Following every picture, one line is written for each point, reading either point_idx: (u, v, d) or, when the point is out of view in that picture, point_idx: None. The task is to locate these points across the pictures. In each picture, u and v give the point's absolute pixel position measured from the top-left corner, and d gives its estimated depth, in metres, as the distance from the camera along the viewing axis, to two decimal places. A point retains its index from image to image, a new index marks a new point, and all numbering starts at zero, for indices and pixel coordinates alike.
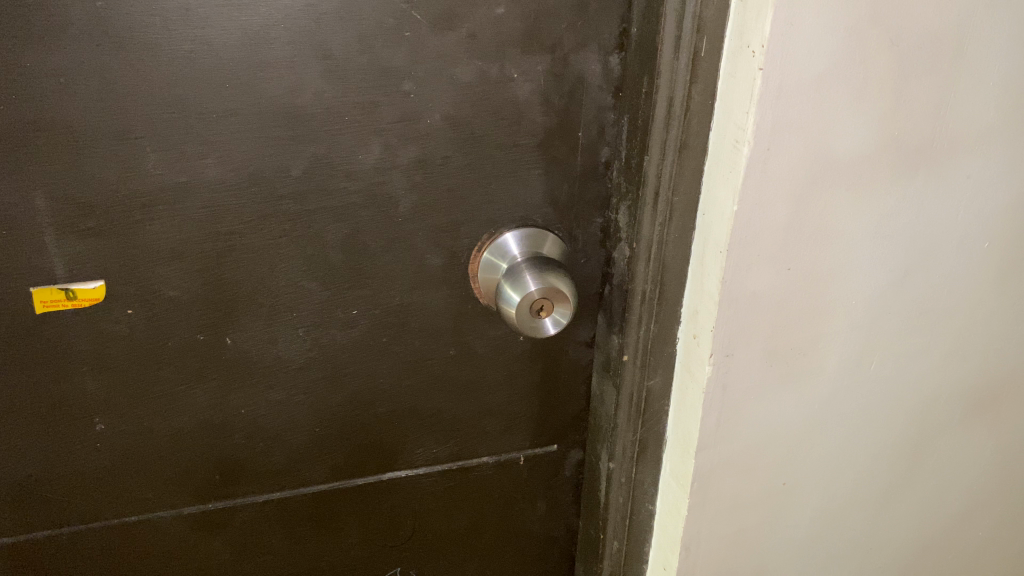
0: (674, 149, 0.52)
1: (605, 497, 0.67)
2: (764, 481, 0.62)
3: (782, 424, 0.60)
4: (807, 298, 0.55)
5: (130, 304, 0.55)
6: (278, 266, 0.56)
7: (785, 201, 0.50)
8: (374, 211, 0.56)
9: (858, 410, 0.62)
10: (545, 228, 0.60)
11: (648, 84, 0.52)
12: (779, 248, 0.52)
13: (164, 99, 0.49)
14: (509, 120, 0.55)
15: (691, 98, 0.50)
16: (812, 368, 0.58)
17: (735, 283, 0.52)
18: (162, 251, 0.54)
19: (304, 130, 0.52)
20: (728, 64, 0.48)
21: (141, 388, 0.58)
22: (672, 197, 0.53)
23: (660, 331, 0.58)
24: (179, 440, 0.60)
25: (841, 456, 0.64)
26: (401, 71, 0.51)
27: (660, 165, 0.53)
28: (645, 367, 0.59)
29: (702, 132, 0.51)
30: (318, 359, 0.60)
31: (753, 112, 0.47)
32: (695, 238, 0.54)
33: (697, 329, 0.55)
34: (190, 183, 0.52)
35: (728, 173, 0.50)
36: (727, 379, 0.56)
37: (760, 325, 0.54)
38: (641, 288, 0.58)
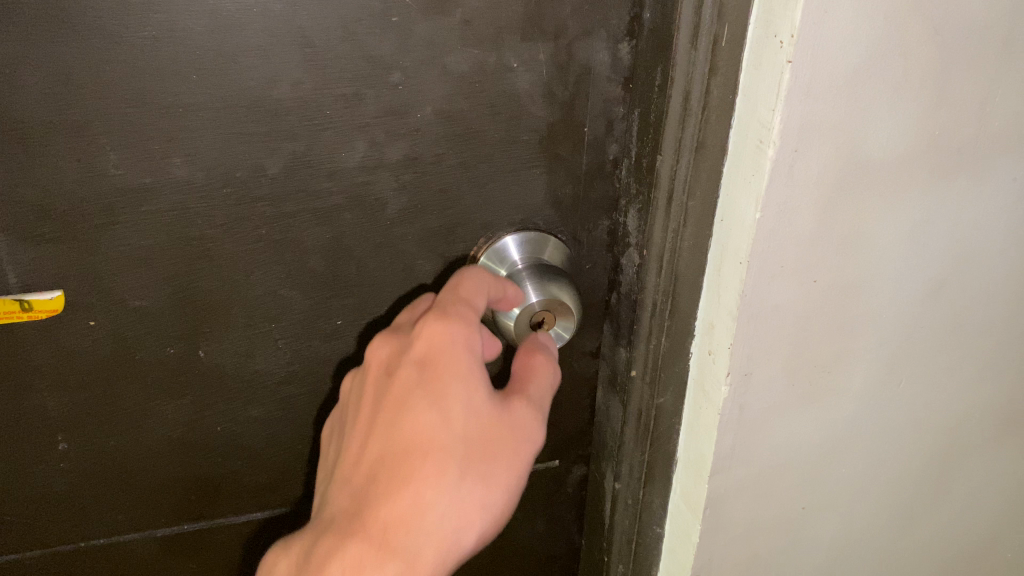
0: (690, 148, 0.47)
1: (609, 519, 0.63)
2: (781, 507, 0.57)
3: (803, 445, 0.55)
4: (834, 313, 0.50)
5: (92, 315, 0.50)
6: (254, 273, 0.51)
7: (812, 209, 0.45)
8: (359, 213, 0.51)
9: (885, 429, 0.57)
10: (547, 231, 0.56)
11: (661, 76, 0.47)
12: (805, 258, 0.47)
13: (123, 91, 0.44)
14: (507, 115, 0.50)
15: (710, 93, 0.45)
16: (837, 388, 0.53)
17: (755, 296, 0.47)
18: (125, 258, 0.49)
19: (280, 126, 0.47)
20: (751, 57, 0.43)
21: (106, 405, 0.53)
22: (686, 201, 0.48)
23: (672, 347, 0.53)
24: (149, 459, 0.56)
25: (864, 480, 0.59)
26: (387, 60, 0.46)
27: (673, 165, 0.48)
28: (654, 385, 0.55)
29: (721, 131, 0.46)
30: (300, 373, 0.56)
31: (780, 110, 0.41)
32: (712, 246, 0.49)
33: (712, 345, 0.50)
34: (156, 184, 0.47)
35: (750, 178, 0.45)
36: (744, 399, 0.51)
37: (782, 341, 0.50)
38: (651, 299, 0.53)
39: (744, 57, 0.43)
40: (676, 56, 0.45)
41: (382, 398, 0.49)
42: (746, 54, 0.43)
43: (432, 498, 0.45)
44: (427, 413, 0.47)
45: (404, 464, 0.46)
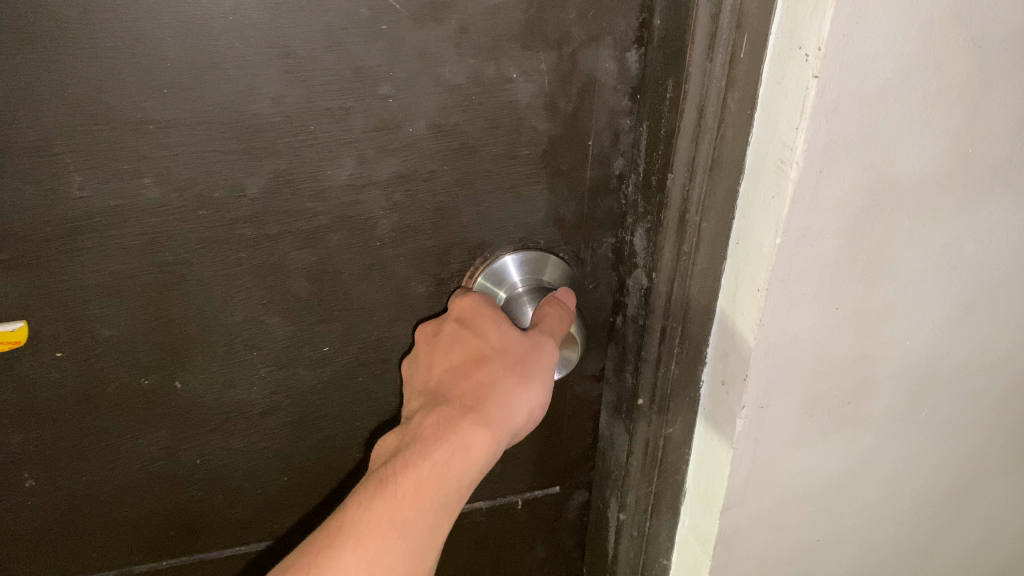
0: (704, 167, 0.43)
1: (613, 548, 0.60)
2: (793, 539, 0.55)
3: (820, 477, 0.52)
4: (857, 341, 0.47)
5: (58, 346, 0.46)
6: (234, 299, 0.48)
7: (836, 233, 0.42)
8: (347, 234, 0.48)
9: (905, 458, 0.54)
10: (548, 250, 0.52)
11: (673, 88, 0.42)
12: (827, 285, 0.44)
13: (87, 107, 0.40)
14: (506, 128, 0.47)
15: (726, 108, 0.41)
16: (857, 418, 0.50)
17: (774, 327, 0.44)
18: (93, 286, 0.45)
19: (261, 143, 0.43)
20: (772, 68, 0.39)
21: (76, 440, 0.49)
22: (700, 223, 0.45)
23: (682, 375, 0.50)
24: (124, 495, 0.52)
25: (882, 509, 0.56)
26: (376, 71, 0.43)
27: (686, 184, 0.44)
28: (663, 413, 0.51)
29: (737, 148, 0.42)
30: (285, 403, 0.52)
31: (805, 128, 0.38)
32: (726, 270, 0.46)
33: (726, 375, 0.47)
34: (126, 207, 0.43)
35: (770, 201, 0.41)
36: (759, 433, 0.48)
37: (800, 371, 0.46)
38: (661, 325, 0.49)
39: (764, 72, 0.40)
40: (691, 66, 0.41)
41: (428, 342, 0.49)
42: (767, 67, 0.40)
43: (491, 375, 0.44)
44: (468, 330, 0.46)
45: (465, 364, 0.45)
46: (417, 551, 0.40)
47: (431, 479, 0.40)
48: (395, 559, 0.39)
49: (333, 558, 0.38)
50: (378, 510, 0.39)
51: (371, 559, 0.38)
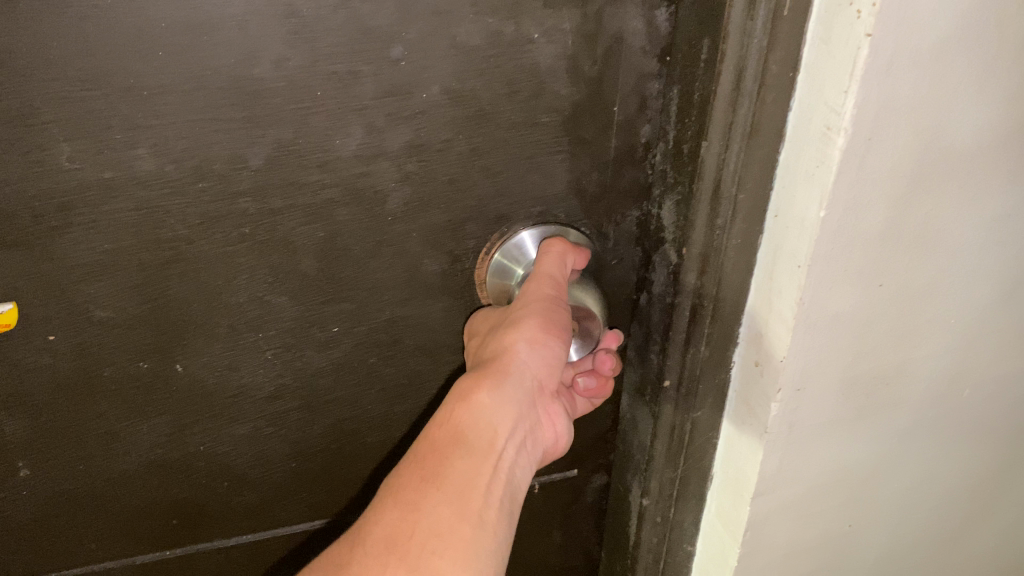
0: (742, 133, 0.40)
1: (634, 535, 0.58)
2: (822, 523, 0.53)
3: (851, 463, 0.50)
4: (898, 321, 0.44)
5: (51, 329, 0.43)
6: (236, 277, 0.45)
7: (885, 207, 0.39)
8: (356, 208, 0.45)
9: (942, 442, 0.52)
10: (568, 224, 0.49)
11: (708, 50, 0.40)
12: (872, 262, 0.41)
13: (77, 72, 0.37)
14: (525, 94, 0.44)
15: (766, 71, 0.38)
16: (895, 400, 0.48)
17: (815, 306, 0.41)
18: (86, 264, 0.42)
19: (263, 110, 0.41)
20: (819, 26, 0.36)
21: (72, 428, 0.46)
22: (736, 193, 0.42)
23: (711, 356, 0.47)
24: (124, 485, 0.49)
25: (917, 491, 0.54)
26: (388, 31, 0.40)
27: (721, 152, 0.41)
28: (689, 397, 0.49)
29: (778, 113, 0.39)
30: (292, 386, 0.49)
31: (855, 93, 0.35)
32: (762, 244, 0.43)
33: (760, 356, 0.45)
34: (120, 180, 0.40)
35: (813, 171, 0.38)
36: (794, 418, 0.46)
37: (839, 352, 0.44)
38: (690, 304, 0.46)
39: (809, 30, 0.37)
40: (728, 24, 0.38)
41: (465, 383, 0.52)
42: (812, 25, 0.36)
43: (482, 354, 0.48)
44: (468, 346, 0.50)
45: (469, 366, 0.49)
46: (455, 492, 0.41)
47: (448, 432, 0.44)
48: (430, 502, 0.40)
49: (376, 519, 0.40)
50: (408, 474, 0.42)
51: (408, 509, 0.40)
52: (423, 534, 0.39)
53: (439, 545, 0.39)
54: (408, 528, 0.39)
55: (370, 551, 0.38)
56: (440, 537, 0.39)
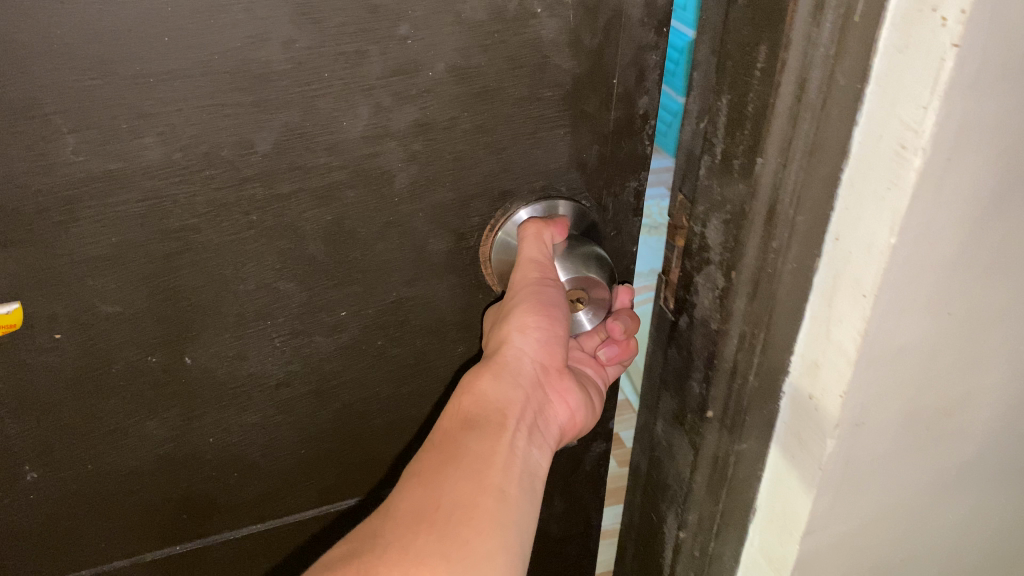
0: (803, 151, 0.40)
1: (671, 556, 0.61)
2: (871, 552, 0.54)
3: (906, 488, 0.51)
4: (963, 349, 0.44)
5: (58, 328, 0.42)
6: (244, 265, 0.44)
7: (956, 236, 0.39)
8: (364, 190, 0.44)
9: (994, 463, 0.53)
10: (569, 198, 0.49)
11: (767, 57, 0.39)
12: (941, 290, 0.41)
13: (81, 60, 0.36)
14: (529, 69, 0.44)
15: (833, 80, 0.37)
16: (948, 426, 0.48)
17: (878, 339, 0.41)
18: (93, 259, 0.41)
19: (271, 94, 0.40)
20: (895, 35, 0.35)
21: (80, 428, 0.45)
22: (794, 216, 0.42)
23: (760, 387, 0.48)
24: (133, 483, 0.49)
25: (963, 512, 0.55)
26: (394, 9, 0.40)
27: (779, 171, 0.41)
28: (735, 430, 0.51)
29: (842, 129, 0.38)
30: (301, 373, 0.49)
31: (935, 108, 0.33)
32: (822, 266, 0.42)
33: (815, 391, 0.45)
34: (127, 171, 0.39)
35: (884, 194, 0.37)
36: (851, 453, 0.46)
37: (901, 383, 0.44)
38: (738, 331, 0.47)
39: (881, 42, 0.35)
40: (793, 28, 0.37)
41: None
42: (886, 32, 0.35)
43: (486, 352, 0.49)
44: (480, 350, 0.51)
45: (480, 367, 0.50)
46: (474, 467, 0.41)
47: (457, 421, 0.45)
48: (451, 479, 0.40)
49: (400, 498, 0.40)
50: (426, 458, 0.42)
51: (431, 484, 0.40)
52: (448, 505, 0.39)
53: (465, 516, 0.39)
54: (432, 502, 0.39)
55: (400, 522, 0.38)
56: (465, 509, 0.39)
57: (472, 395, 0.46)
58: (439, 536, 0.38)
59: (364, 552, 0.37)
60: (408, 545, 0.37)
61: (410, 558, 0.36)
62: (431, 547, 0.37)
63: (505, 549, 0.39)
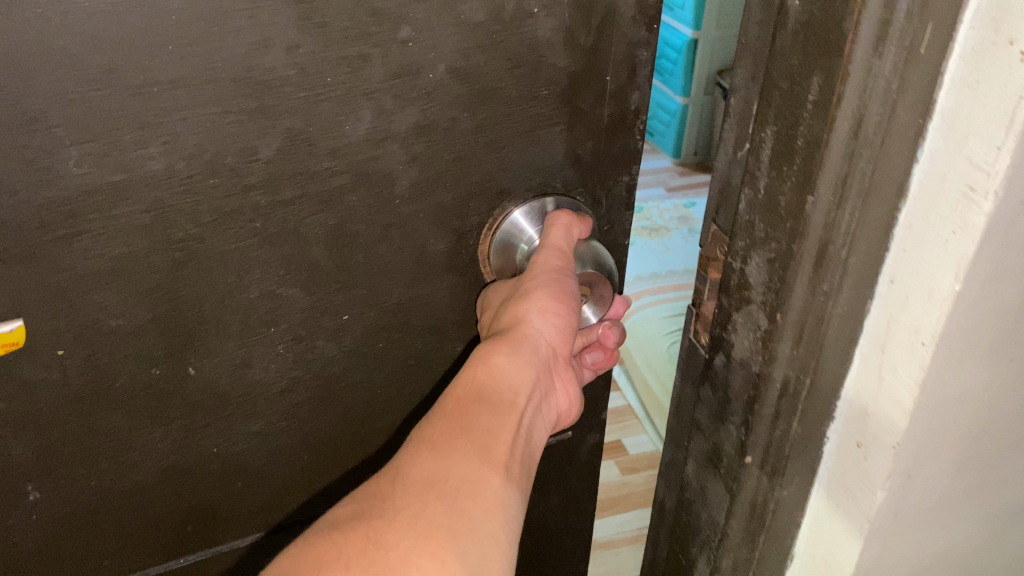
0: (858, 192, 0.40)
1: None
2: None
3: (948, 526, 0.53)
4: (1008, 393, 0.47)
5: (61, 343, 0.41)
6: (248, 273, 0.44)
7: (1010, 283, 0.41)
8: (366, 193, 0.44)
9: None
10: (566, 194, 0.50)
11: (820, 89, 0.38)
12: (994, 335, 0.43)
13: (84, 70, 0.36)
14: (526, 68, 0.45)
15: (894, 114, 0.38)
16: (988, 465, 0.51)
17: (934, 379, 0.42)
18: (96, 272, 0.40)
19: (274, 100, 0.40)
20: (961, 72, 0.36)
21: (84, 444, 0.45)
22: (846, 258, 0.42)
23: (803, 432, 0.49)
24: (137, 497, 0.48)
25: (997, 548, 0.58)
26: (395, 12, 0.40)
27: (832, 210, 0.41)
28: (776, 477, 0.51)
29: (897, 167, 0.39)
30: (304, 379, 0.49)
31: (1008, 148, 0.35)
32: (874, 305, 0.44)
33: (863, 437, 0.47)
34: (131, 182, 0.39)
35: (947, 238, 0.39)
36: (903, 496, 0.48)
37: (953, 427, 0.46)
38: (782, 376, 0.47)
39: (945, 77, 0.37)
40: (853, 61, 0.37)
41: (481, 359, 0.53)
42: (954, 64, 0.36)
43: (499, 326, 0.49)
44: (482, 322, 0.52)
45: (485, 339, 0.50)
46: (483, 442, 0.42)
47: (470, 392, 0.45)
48: (462, 452, 0.41)
49: (410, 462, 0.40)
50: (437, 424, 0.43)
51: (442, 453, 0.40)
52: (458, 477, 0.40)
53: (474, 488, 0.39)
54: (443, 472, 0.40)
55: (410, 488, 0.39)
56: (472, 482, 0.40)
57: (486, 366, 0.46)
58: (449, 505, 0.38)
59: (372, 517, 0.37)
60: (418, 510, 0.37)
61: (420, 524, 0.37)
62: (441, 514, 0.38)
63: (507, 526, 0.40)
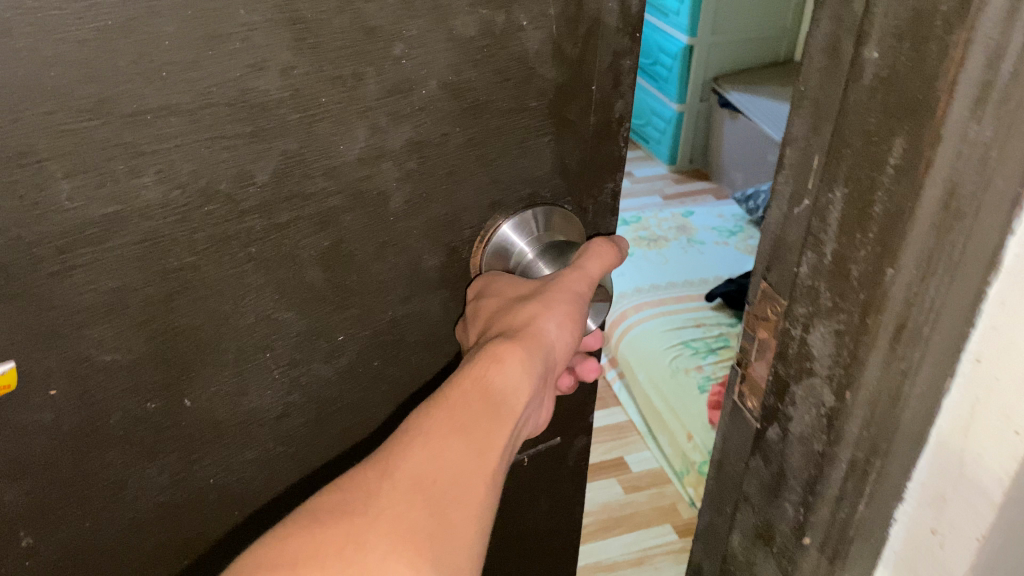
0: (944, 271, 0.40)
1: None
2: None
3: None
4: None
5: (55, 383, 0.40)
6: (244, 299, 0.43)
7: None
8: (361, 213, 0.44)
9: None
10: (555, 203, 0.51)
11: (903, 152, 0.39)
12: None
13: (75, 101, 0.34)
14: (515, 81, 0.45)
15: (992, 184, 0.38)
16: None
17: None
18: (90, 307, 0.39)
19: (269, 123, 0.39)
20: None
21: (79, 484, 0.43)
22: (930, 335, 0.43)
23: (870, 514, 0.50)
24: (134, 533, 0.47)
25: None
26: (388, 29, 0.40)
27: (912, 285, 0.41)
28: (837, 559, 0.52)
29: (986, 235, 0.40)
30: (300, 403, 0.49)
31: None
32: (959, 379, 0.45)
33: (940, 513, 0.48)
34: (124, 213, 0.38)
35: None
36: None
37: None
38: (849, 456, 0.48)
39: None
40: (946, 127, 0.37)
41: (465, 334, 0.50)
42: None
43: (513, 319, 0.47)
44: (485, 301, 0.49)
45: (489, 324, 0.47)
46: (477, 446, 0.41)
47: (476, 388, 0.42)
48: (456, 455, 0.40)
49: (401, 453, 0.39)
50: (436, 415, 0.41)
51: (435, 451, 0.39)
52: (448, 481, 0.39)
53: (460, 497, 0.39)
54: (434, 473, 0.39)
55: (398, 487, 0.38)
56: (458, 489, 0.39)
57: (497, 365, 0.43)
58: (433, 514, 0.37)
59: (352, 513, 0.37)
60: (403, 514, 0.37)
61: (404, 533, 0.36)
62: (425, 523, 0.37)
63: (482, 540, 0.39)
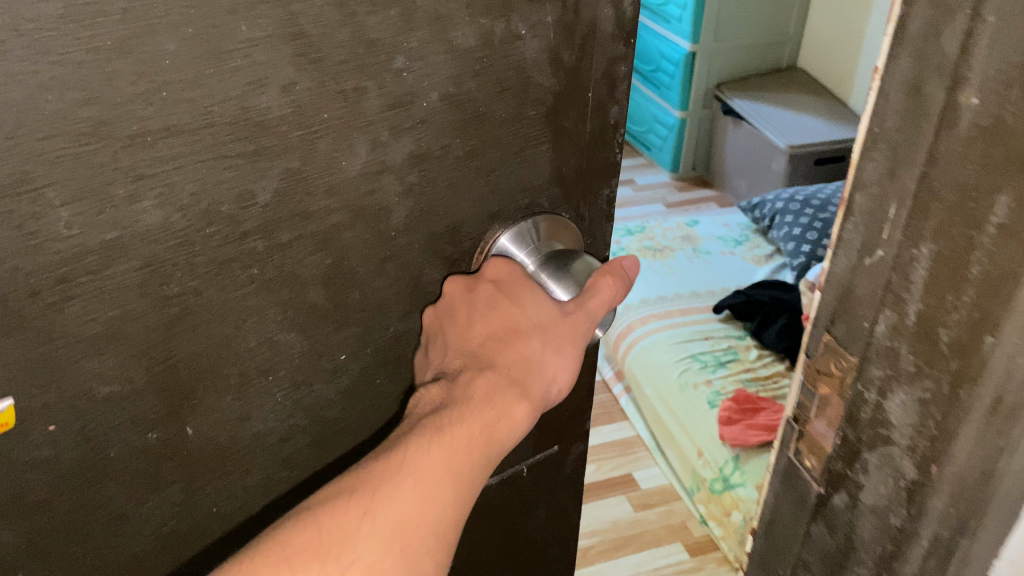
0: None
1: None
2: None
3: None
4: None
5: (54, 418, 0.38)
6: (247, 322, 0.42)
7: None
8: (363, 229, 0.43)
9: None
10: (552, 211, 0.50)
11: (1004, 208, 0.44)
12: None
13: (74, 125, 0.33)
14: (514, 90, 0.44)
15: None
16: None
17: None
18: (89, 338, 0.37)
19: (270, 141, 0.38)
20: None
21: (79, 521, 0.42)
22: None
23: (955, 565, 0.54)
24: (135, 565, 0.46)
25: None
26: (390, 42, 0.39)
27: (1009, 351, 0.45)
28: None
29: None
30: (301, 423, 0.48)
31: None
32: None
33: None
34: (125, 239, 0.36)
35: None
36: None
37: None
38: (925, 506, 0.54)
39: None
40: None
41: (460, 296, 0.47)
42: None
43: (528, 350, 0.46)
44: (507, 296, 0.47)
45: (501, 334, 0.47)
46: (460, 495, 0.41)
47: (478, 436, 0.43)
48: (440, 504, 0.40)
49: (387, 494, 0.39)
50: (433, 454, 0.41)
51: (423, 498, 0.40)
52: (426, 528, 0.40)
53: (436, 546, 0.40)
54: (417, 521, 0.39)
55: (377, 533, 0.38)
56: (435, 538, 0.40)
57: (506, 417, 0.44)
58: (405, 560, 0.39)
59: (329, 556, 0.37)
60: (377, 563, 0.38)
61: None
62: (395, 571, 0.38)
63: None
